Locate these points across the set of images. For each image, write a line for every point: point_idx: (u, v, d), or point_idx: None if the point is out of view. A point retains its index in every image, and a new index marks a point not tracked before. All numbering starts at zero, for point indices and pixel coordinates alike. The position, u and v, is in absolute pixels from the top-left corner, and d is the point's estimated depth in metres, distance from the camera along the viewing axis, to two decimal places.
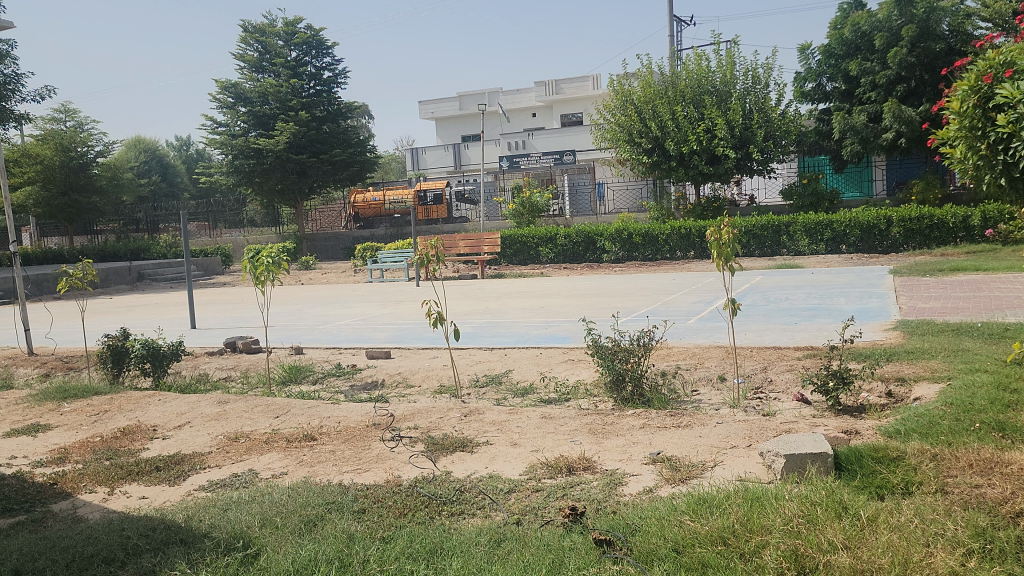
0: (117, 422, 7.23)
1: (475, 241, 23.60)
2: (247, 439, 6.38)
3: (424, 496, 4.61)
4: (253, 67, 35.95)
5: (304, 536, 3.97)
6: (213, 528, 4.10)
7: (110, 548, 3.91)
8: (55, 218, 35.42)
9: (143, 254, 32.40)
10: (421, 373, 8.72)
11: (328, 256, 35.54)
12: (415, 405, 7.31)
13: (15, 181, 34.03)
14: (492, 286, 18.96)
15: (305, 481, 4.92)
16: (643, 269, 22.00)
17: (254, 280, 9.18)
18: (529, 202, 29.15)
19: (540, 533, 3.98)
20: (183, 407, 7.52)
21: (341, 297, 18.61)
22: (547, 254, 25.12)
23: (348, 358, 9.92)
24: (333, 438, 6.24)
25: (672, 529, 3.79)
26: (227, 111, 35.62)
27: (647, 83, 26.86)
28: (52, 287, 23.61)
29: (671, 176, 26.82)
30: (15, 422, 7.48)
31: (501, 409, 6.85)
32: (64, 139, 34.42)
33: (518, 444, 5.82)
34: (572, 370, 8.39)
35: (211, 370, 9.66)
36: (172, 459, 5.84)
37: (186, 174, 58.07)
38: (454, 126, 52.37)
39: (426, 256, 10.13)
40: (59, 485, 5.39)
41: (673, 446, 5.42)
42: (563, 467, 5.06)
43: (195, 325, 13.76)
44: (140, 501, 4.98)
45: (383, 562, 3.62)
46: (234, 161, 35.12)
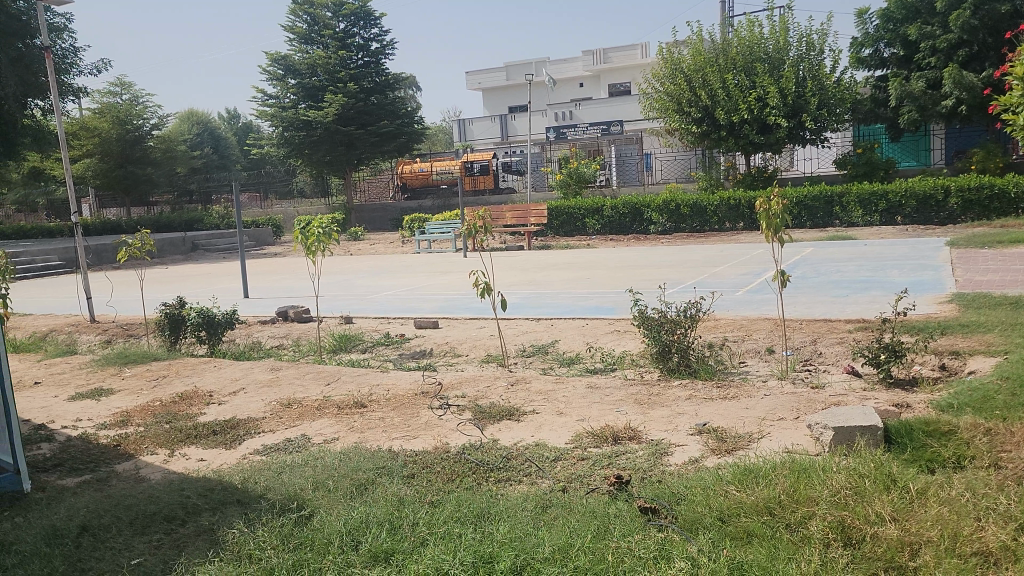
0: (176, 387, 7.48)
1: (522, 213, 23.26)
2: (300, 405, 6.55)
3: (471, 463, 4.70)
4: (302, 39, 36.29)
5: (355, 499, 4.08)
6: (268, 489, 4.24)
7: (171, 507, 4.06)
8: (113, 190, 36.39)
9: (197, 225, 33.09)
10: (468, 343, 8.81)
11: (377, 227, 35.82)
12: (463, 373, 7.41)
13: (75, 155, 35.06)
14: (539, 257, 18.98)
15: (356, 447, 5.04)
16: (691, 240, 21.84)
17: (305, 251, 9.32)
18: (576, 172, 28.97)
19: (585, 500, 4.04)
20: (238, 374, 7.74)
21: (389, 267, 18.82)
22: (593, 226, 24.96)
23: (397, 327, 10.08)
24: (383, 405, 6.36)
25: (717, 498, 3.81)
26: (277, 83, 36.13)
27: (697, 51, 26.45)
28: (112, 257, 24.26)
29: (721, 146, 26.44)
30: (79, 386, 7.78)
31: (547, 378, 6.91)
32: (120, 112, 35.27)
33: (564, 413, 5.87)
34: (618, 340, 8.39)
35: (265, 338, 9.90)
36: (229, 424, 6.03)
37: (238, 146, 59.04)
38: (501, 96, 52.15)
39: (474, 227, 10.20)
40: (123, 446, 5.61)
41: (719, 417, 5.43)
42: (609, 437, 5.11)
43: (248, 294, 14.04)
44: (198, 463, 5.16)
45: (431, 525, 3.69)
46: (284, 133, 35.71)
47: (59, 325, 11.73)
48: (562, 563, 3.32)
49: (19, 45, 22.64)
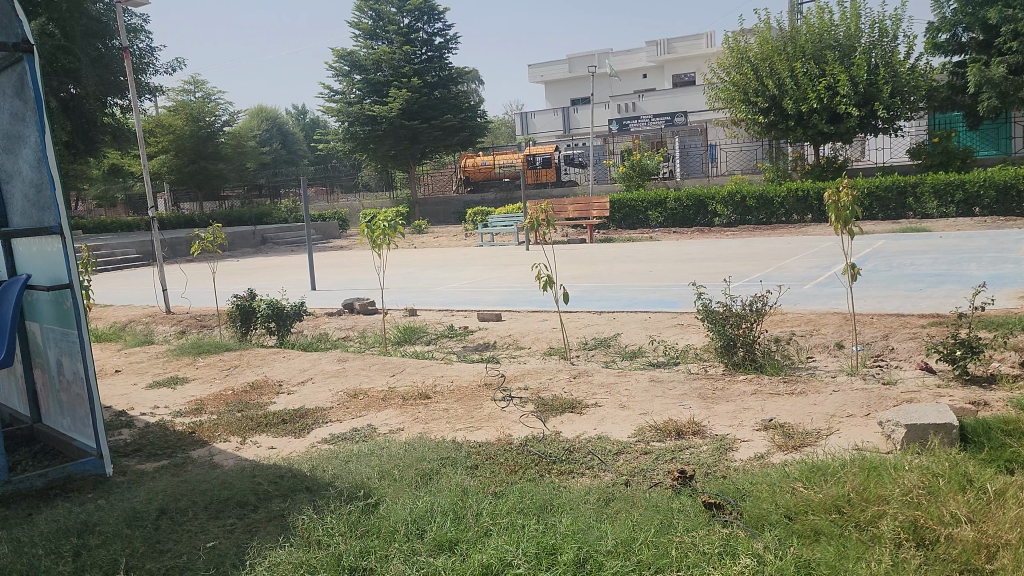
0: (247, 377, 7.70)
1: (584, 205, 23.63)
2: (366, 395, 6.67)
3: (534, 455, 4.73)
4: (368, 34, 36.89)
5: (420, 489, 4.14)
6: (336, 477, 4.35)
7: (243, 493, 4.20)
8: (187, 185, 37.56)
9: (266, 219, 33.86)
10: (530, 336, 8.83)
11: (440, 220, 36.11)
12: (526, 366, 7.45)
13: (151, 151, 36.33)
14: (601, 250, 18.90)
15: (421, 437, 5.12)
16: (756, 233, 21.46)
17: (371, 244, 9.47)
18: (639, 165, 28.69)
19: (648, 494, 4.02)
20: (306, 364, 7.93)
21: (453, 260, 18.97)
22: (656, 219, 24.72)
23: (460, 320, 10.18)
24: (446, 396, 6.44)
25: (784, 495, 3.75)
26: (343, 79, 36.77)
27: (764, 40, 25.94)
28: (186, 250, 25.05)
29: (789, 136, 25.86)
30: (156, 375, 8.08)
31: (609, 371, 6.89)
32: (193, 109, 36.46)
33: (627, 406, 5.85)
34: (681, 334, 8.31)
35: (332, 330, 10.10)
36: (297, 413, 6.18)
37: (304, 142, 60.25)
38: (563, 89, 51.98)
39: (536, 220, 10.21)
40: (197, 433, 5.80)
41: (785, 413, 5.34)
42: (672, 431, 5.07)
43: (315, 286, 14.34)
44: (269, 451, 5.32)
45: (495, 515, 3.73)
46: (350, 128, 36.34)
47: (137, 316, 12.19)
48: (625, 556, 3.31)
49: (99, 46, 23.52)
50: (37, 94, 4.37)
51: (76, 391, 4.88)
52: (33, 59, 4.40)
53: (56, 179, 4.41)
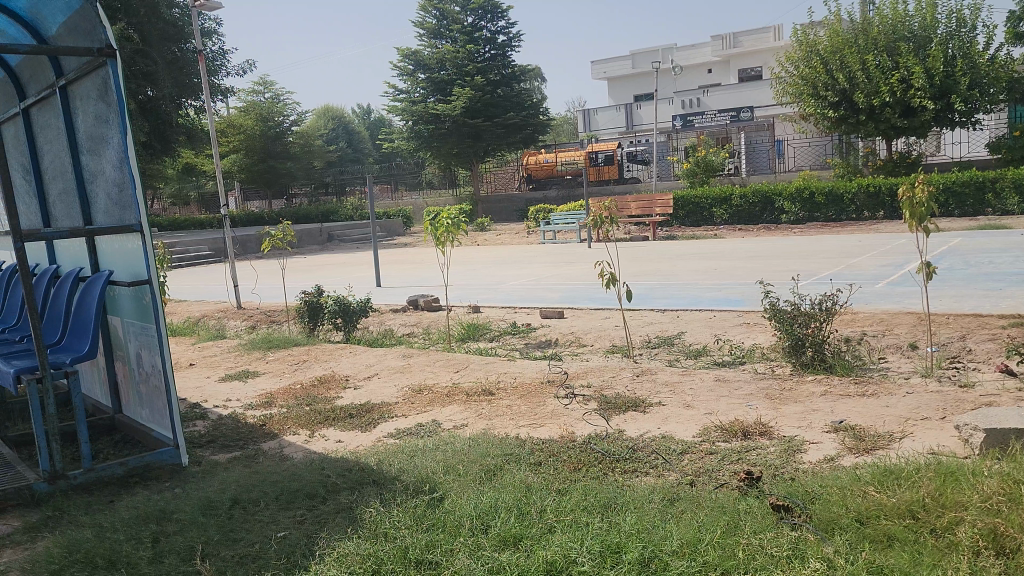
0: (315, 371, 7.87)
1: (647, 203, 23.38)
2: (430, 391, 6.75)
3: (598, 453, 4.72)
4: (432, 34, 37.28)
5: (485, 484, 4.17)
6: (402, 472, 4.41)
7: (312, 485, 4.29)
8: (256, 184, 38.53)
9: (333, 216, 34.49)
10: (593, 333, 8.81)
11: (503, 218, 36.21)
12: (589, 364, 7.42)
13: (223, 150, 37.39)
14: (665, 248, 18.74)
15: (485, 433, 5.15)
16: (826, 230, 20.96)
17: (435, 241, 9.58)
18: (704, 161, 28.31)
19: (714, 495, 3.98)
20: (372, 360, 8.06)
21: (515, 257, 19.05)
22: (721, 216, 24.42)
23: (523, 317, 10.21)
24: (509, 393, 6.47)
25: (855, 499, 3.66)
26: (408, 78, 37.22)
27: (834, 32, 25.30)
28: (256, 247, 25.72)
29: (860, 131, 25.20)
30: (228, 368, 8.33)
31: (674, 371, 6.82)
32: (263, 109, 37.65)
33: (692, 406, 5.79)
34: (747, 333, 8.18)
35: (396, 326, 10.25)
36: (364, 408, 6.29)
37: (370, 141, 61.26)
38: (626, 85, 51.60)
39: (599, 218, 10.18)
40: (268, 426, 5.96)
41: (856, 415, 5.21)
42: (738, 432, 4.99)
43: (380, 283, 14.55)
44: (337, 444, 5.43)
45: (559, 512, 3.74)
46: (415, 126, 36.80)
47: (209, 311, 12.55)
48: (691, 557, 3.28)
49: (174, 49, 24.26)
50: (120, 96, 4.55)
51: (154, 383, 5.07)
52: (116, 63, 4.58)
53: (137, 180, 4.57)
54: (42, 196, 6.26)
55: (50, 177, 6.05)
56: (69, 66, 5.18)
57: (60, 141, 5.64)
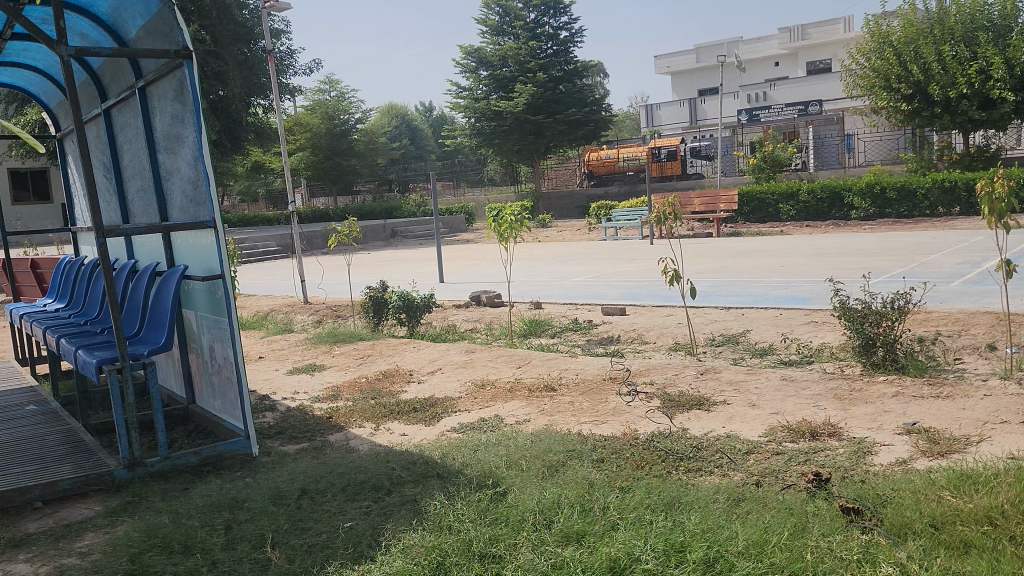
0: (379, 365, 8.00)
1: (711, 199, 23.06)
2: (493, 386, 6.80)
3: (661, 451, 4.68)
4: (494, 31, 37.40)
5: (547, 480, 4.18)
6: (465, 466, 4.45)
7: (378, 477, 4.37)
8: (322, 181, 39.28)
9: (396, 213, 34.89)
10: (656, 331, 8.72)
11: (564, 214, 36.12)
12: (651, 361, 7.35)
13: (291, 148, 38.27)
14: (729, 245, 18.45)
15: (547, 429, 5.16)
16: (898, 226, 20.33)
17: (497, 238, 9.63)
18: (771, 156, 27.72)
19: (781, 496, 3.91)
20: (435, 355, 8.14)
21: (577, 254, 18.99)
22: (787, 212, 23.94)
23: (585, 313, 10.17)
24: (571, 389, 6.47)
25: (930, 503, 3.55)
26: (470, 75, 37.43)
27: (908, 22, 24.50)
28: (321, 243, 26.19)
29: (935, 124, 24.40)
30: (296, 361, 8.52)
31: (739, 369, 6.70)
32: (329, 108, 38.38)
33: (757, 405, 5.69)
34: (816, 332, 8.00)
35: (459, 321, 10.33)
36: (428, 402, 6.36)
37: (432, 138, 61.88)
38: (690, 79, 50.93)
39: (663, 214, 10.07)
40: (335, 419, 6.08)
41: (931, 417, 5.05)
42: (806, 432, 4.90)
43: (443, 279, 14.68)
44: (401, 438, 5.50)
45: (623, 510, 3.72)
46: (477, 123, 37.00)
47: (278, 306, 12.86)
48: (757, 559, 3.23)
49: (245, 49, 25.04)
50: (195, 97, 4.68)
51: (227, 375, 5.22)
52: (192, 64, 4.70)
53: (211, 177, 4.70)
54: (122, 193, 6.50)
55: (129, 174, 6.27)
56: (149, 66, 5.35)
57: (139, 140, 5.84)
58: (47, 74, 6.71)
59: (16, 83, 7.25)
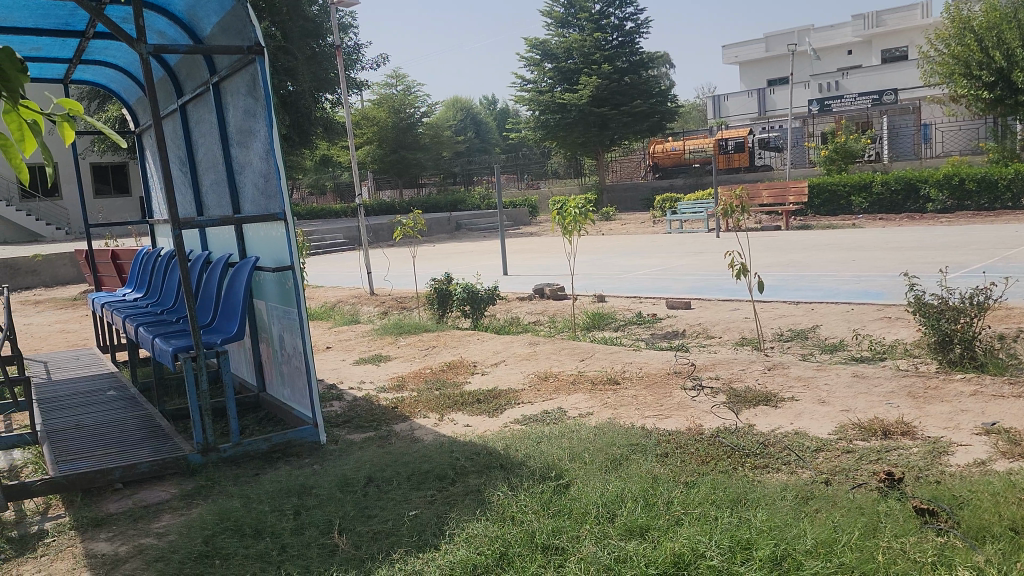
0: (444, 356, 8.08)
1: (780, 191, 22.58)
2: (555, 378, 6.80)
3: (726, 446, 4.62)
4: (559, 22, 37.26)
5: (611, 473, 4.16)
6: (528, 457, 4.47)
7: (442, 467, 4.42)
8: (388, 174, 39.83)
9: (461, 206, 35.11)
10: (722, 325, 8.59)
11: (628, 207, 35.83)
12: (717, 356, 7.24)
13: (358, 142, 38.93)
14: (799, 238, 18.05)
15: (610, 422, 5.15)
16: (978, 219, 19.58)
17: (562, 230, 9.61)
18: (844, 148, 26.88)
19: (851, 495, 3.82)
20: (499, 346, 8.18)
21: (642, 247, 18.84)
22: (860, 204, 23.34)
23: (649, 307, 10.09)
24: (635, 382, 6.44)
25: (1010, 507, 3.41)
26: (535, 68, 37.41)
27: (992, 7, 23.49)
28: (388, 235, 26.56)
29: (1019, 112, 23.40)
30: (363, 352, 8.68)
31: (808, 364, 6.56)
32: (395, 102, 38.87)
33: (827, 402, 5.56)
34: (889, 328, 7.76)
35: (522, 314, 10.36)
36: (491, 393, 6.40)
37: (497, 131, 62.10)
38: (760, 69, 49.89)
39: (731, 206, 9.90)
40: (400, 409, 6.17)
41: (1012, 418, 4.84)
42: (878, 430, 4.77)
43: (508, 271, 14.73)
44: (465, 428, 5.55)
45: (687, 505, 3.68)
46: (541, 116, 36.97)
47: (344, 297, 13.08)
48: (826, 558, 3.15)
49: (314, 44, 25.62)
50: (266, 91, 4.78)
51: (296, 364, 5.33)
52: (264, 60, 4.81)
53: (281, 169, 4.80)
54: (196, 186, 6.71)
55: (204, 169, 6.46)
56: (224, 63, 5.50)
57: (213, 134, 6.01)
58: (127, 72, 6.96)
59: (98, 80, 7.54)
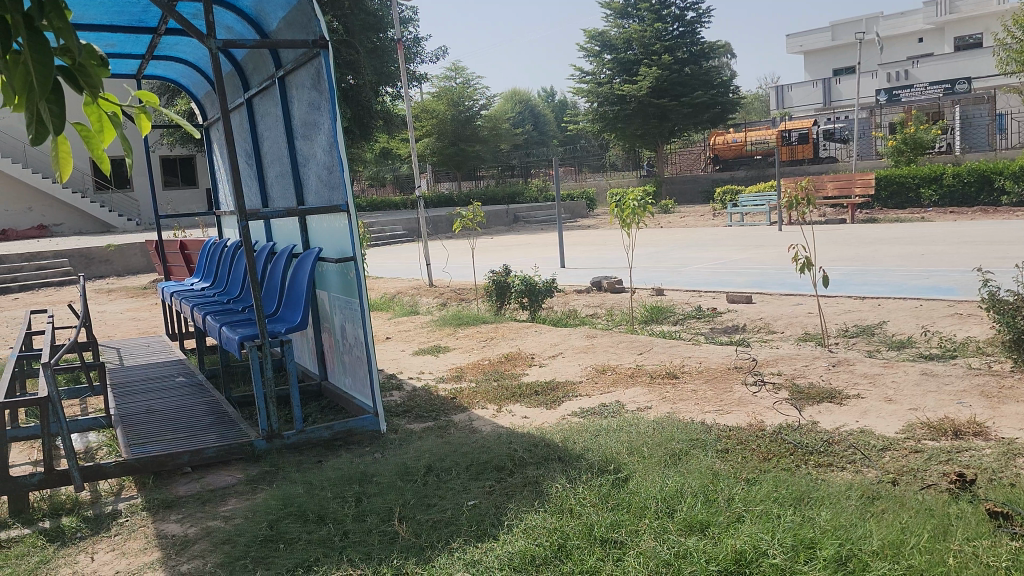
0: (501, 348, 8.10)
1: (846, 183, 22.01)
2: (613, 371, 6.76)
3: (789, 444, 4.53)
4: (619, 13, 36.95)
5: (670, 468, 4.12)
6: (586, 450, 4.45)
7: (501, 458, 4.43)
8: (447, 166, 40.06)
9: (518, 198, 35.12)
10: (784, 320, 8.43)
11: (687, 199, 35.37)
12: (779, 351, 7.10)
13: (417, 134, 39.24)
14: (864, 232, 17.60)
15: (669, 417, 5.10)
16: None
17: (620, 223, 9.53)
18: (913, 138, 26.02)
19: (920, 496, 3.71)
20: (556, 339, 8.17)
21: (702, 240, 18.58)
22: (929, 197, 22.61)
23: (709, 301, 9.95)
24: (694, 377, 6.36)
25: None
26: (594, 59, 37.20)
27: None
28: (446, 227, 26.73)
29: None
30: (422, 342, 8.76)
31: (874, 361, 6.39)
32: (454, 94, 39.06)
33: (894, 400, 5.41)
34: (960, 325, 7.51)
35: (580, 307, 10.31)
36: (549, 385, 6.40)
37: (555, 123, 61.96)
38: (825, 59, 48.72)
39: (794, 198, 9.69)
40: (459, 400, 6.21)
41: None
42: (948, 430, 4.63)
43: (565, 264, 14.70)
44: (523, 420, 5.56)
45: (748, 502, 3.62)
46: (599, 108, 36.75)
47: (404, 288, 13.22)
48: (894, 559, 3.08)
49: (375, 38, 25.95)
50: (330, 85, 4.85)
51: (358, 354, 5.41)
52: (329, 53, 4.87)
53: (345, 162, 4.85)
54: (262, 178, 6.85)
55: (269, 161, 6.58)
56: (290, 56, 5.59)
57: (278, 127, 6.12)
58: (196, 66, 7.16)
59: (168, 75, 7.75)
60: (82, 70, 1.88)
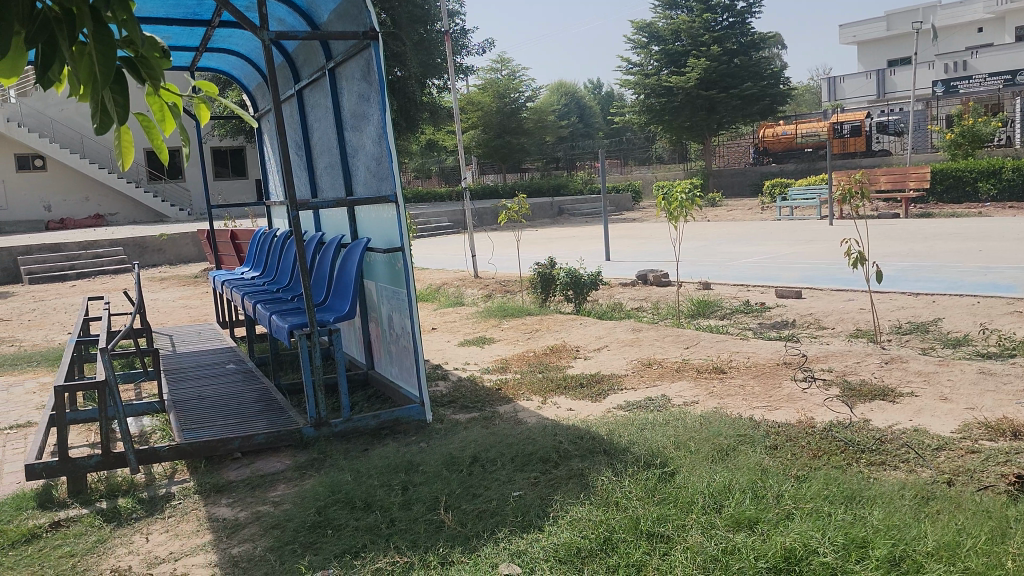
0: (546, 340, 8.09)
1: (900, 177, 21.51)
2: (659, 365, 6.71)
3: (839, 441, 4.44)
4: (667, 4, 36.58)
5: (718, 464, 4.07)
6: (632, 443, 4.42)
7: (546, 449, 4.43)
8: (492, 158, 40.11)
9: (563, 190, 35.02)
10: (834, 316, 8.27)
11: (735, 193, 34.93)
12: (828, 347, 6.98)
13: (463, 127, 39.36)
14: (918, 226, 17.18)
15: (716, 412, 5.04)
16: None
17: (667, 216, 9.45)
18: (971, 131, 25.33)
19: (977, 497, 3.61)
20: (601, 332, 8.13)
21: (750, 234, 18.33)
22: (987, 190, 21.98)
23: (757, 295, 9.82)
24: (742, 372, 6.28)
25: None
26: (642, 51, 36.90)
27: None
28: (491, 219, 26.76)
29: None
30: (467, 334, 8.79)
31: (929, 359, 6.23)
32: (500, 87, 39.08)
33: (949, 399, 5.27)
34: (1020, 323, 7.29)
35: (625, 300, 10.26)
36: (594, 378, 6.38)
37: (601, 116, 61.61)
38: (879, 49, 47.63)
39: (847, 192, 9.50)
40: (503, 391, 6.22)
41: None
42: (1005, 431, 4.50)
43: (611, 256, 14.61)
44: (568, 412, 5.55)
45: (798, 499, 3.56)
46: (646, 100, 36.45)
47: (449, 279, 13.27)
48: (950, 562, 3.00)
49: (422, 30, 26.08)
50: (380, 77, 4.87)
51: (404, 343, 5.45)
52: (379, 45, 4.90)
53: (393, 153, 4.88)
54: (312, 169, 6.93)
55: (319, 153, 6.66)
56: (340, 48, 5.63)
57: (328, 118, 6.18)
58: (248, 58, 7.27)
59: (221, 67, 7.88)
60: (146, 61, 1.93)
